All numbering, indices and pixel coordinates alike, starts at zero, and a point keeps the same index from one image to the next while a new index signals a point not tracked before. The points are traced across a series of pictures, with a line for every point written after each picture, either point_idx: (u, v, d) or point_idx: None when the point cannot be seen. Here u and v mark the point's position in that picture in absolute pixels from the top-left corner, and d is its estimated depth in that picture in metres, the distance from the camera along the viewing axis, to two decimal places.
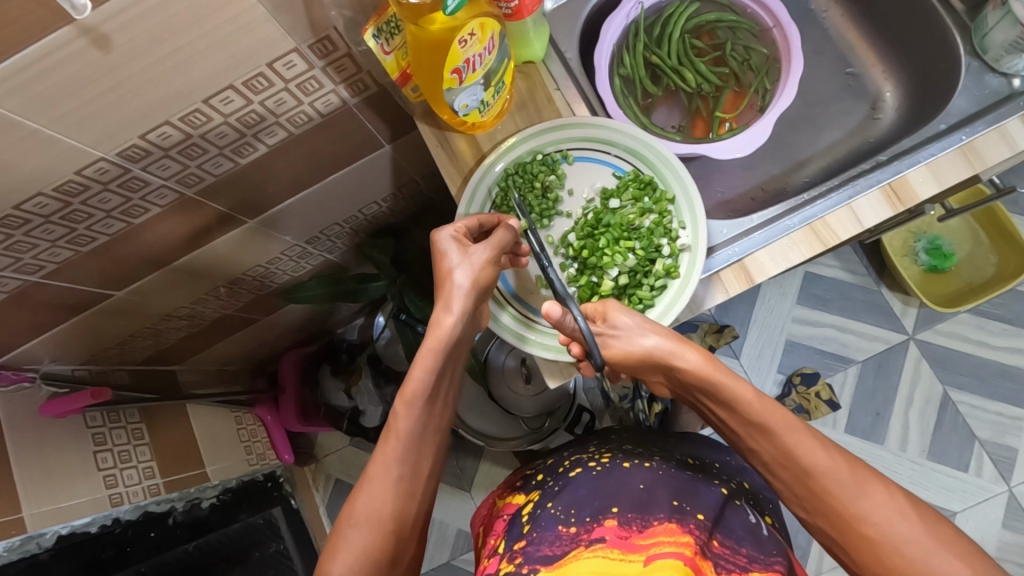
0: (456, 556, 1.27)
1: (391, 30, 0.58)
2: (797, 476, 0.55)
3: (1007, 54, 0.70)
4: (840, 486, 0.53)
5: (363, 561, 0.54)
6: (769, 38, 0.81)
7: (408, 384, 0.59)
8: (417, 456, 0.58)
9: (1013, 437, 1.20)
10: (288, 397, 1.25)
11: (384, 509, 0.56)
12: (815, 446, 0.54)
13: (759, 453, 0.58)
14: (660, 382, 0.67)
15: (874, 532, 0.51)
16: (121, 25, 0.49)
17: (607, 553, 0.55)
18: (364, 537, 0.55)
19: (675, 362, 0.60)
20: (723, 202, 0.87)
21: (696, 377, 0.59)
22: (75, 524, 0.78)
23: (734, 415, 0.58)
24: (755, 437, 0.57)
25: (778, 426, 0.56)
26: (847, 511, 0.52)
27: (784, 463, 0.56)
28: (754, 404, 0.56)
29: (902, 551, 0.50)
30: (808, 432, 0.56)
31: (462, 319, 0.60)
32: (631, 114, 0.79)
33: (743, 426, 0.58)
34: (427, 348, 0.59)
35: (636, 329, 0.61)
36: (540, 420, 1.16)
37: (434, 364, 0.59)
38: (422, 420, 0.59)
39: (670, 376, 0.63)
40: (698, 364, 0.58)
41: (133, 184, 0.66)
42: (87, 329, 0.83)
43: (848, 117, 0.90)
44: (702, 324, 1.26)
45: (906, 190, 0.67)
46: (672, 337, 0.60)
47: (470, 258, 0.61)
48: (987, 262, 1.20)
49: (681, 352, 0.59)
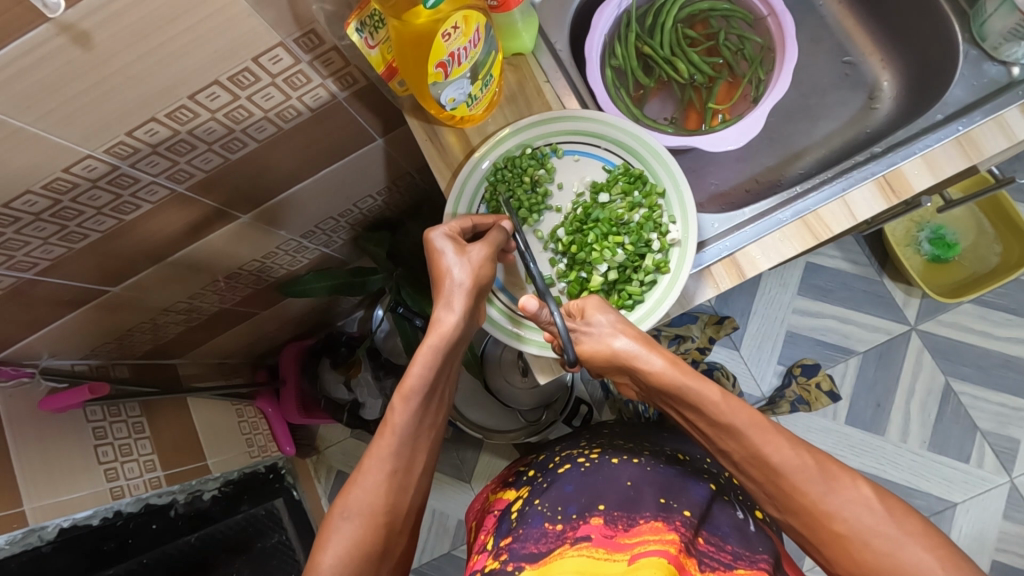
0: (456, 547, 1.28)
1: (374, 24, 0.57)
2: (768, 475, 0.55)
3: (1005, 43, 0.69)
4: (810, 485, 0.53)
5: (355, 554, 0.54)
6: (763, 26, 0.80)
7: (406, 378, 0.58)
8: (412, 450, 0.59)
9: (1016, 428, 1.19)
10: (289, 390, 1.27)
11: (377, 502, 0.56)
12: (783, 444, 0.54)
13: (730, 454, 0.57)
14: (627, 383, 0.66)
15: (843, 529, 0.52)
16: (101, 23, 0.48)
17: (591, 553, 0.55)
18: (357, 530, 0.55)
19: (640, 365, 0.59)
20: (717, 194, 0.86)
21: (658, 381, 0.58)
22: (76, 517, 0.79)
23: (701, 417, 0.57)
24: (724, 438, 0.56)
25: (744, 426, 0.55)
26: (815, 508, 0.53)
27: (754, 463, 0.55)
28: (721, 405, 0.55)
29: (872, 546, 0.51)
30: (775, 429, 0.55)
31: (464, 318, 0.60)
32: (623, 106, 0.78)
33: (711, 427, 0.57)
34: (429, 345, 0.59)
35: (607, 329, 0.61)
36: (537, 413, 1.16)
37: (433, 361, 0.59)
38: (418, 415, 0.59)
39: (635, 377, 0.62)
40: (663, 367, 0.57)
41: (123, 181, 0.65)
42: (85, 325, 0.84)
43: (846, 107, 0.89)
44: (702, 315, 1.24)
45: (901, 181, 0.66)
46: (641, 340, 0.59)
47: (468, 256, 0.62)
48: (992, 252, 1.18)
49: (646, 356, 0.58)
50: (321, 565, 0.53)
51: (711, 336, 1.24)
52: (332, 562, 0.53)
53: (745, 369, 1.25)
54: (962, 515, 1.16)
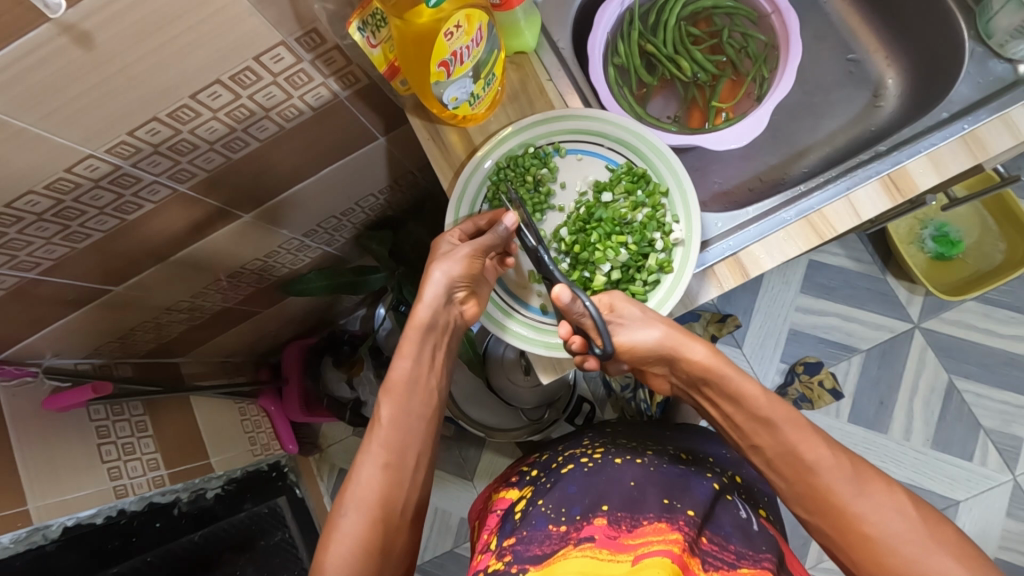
0: (459, 545, 1.28)
1: (376, 23, 0.56)
2: (800, 473, 0.59)
3: (1012, 40, 0.68)
4: (843, 486, 0.57)
5: (354, 544, 0.57)
6: (767, 24, 0.79)
7: (390, 376, 0.65)
8: (402, 443, 0.63)
9: (1019, 426, 1.19)
10: (292, 388, 1.26)
11: (371, 494, 0.59)
12: (819, 444, 0.59)
13: (763, 450, 0.62)
14: (659, 377, 0.72)
15: (873, 532, 0.55)
16: (102, 22, 0.48)
17: (595, 553, 0.55)
18: (354, 520, 0.58)
19: (684, 353, 0.64)
20: (720, 193, 0.86)
21: (703, 368, 0.64)
22: (80, 516, 0.79)
23: (741, 408, 0.63)
24: (760, 432, 0.62)
25: (782, 421, 0.61)
26: (846, 510, 0.56)
27: (788, 459, 0.60)
28: (761, 400, 0.61)
29: (901, 553, 0.53)
30: (813, 430, 0.60)
31: (435, 310, 0.66)
32: (626, 104, 0.77)
33: (748, 419, 0.62)
34: (407, 341, 0.66)
35: (640, 320, 0.64)
36: (539, 411, 1.16)
37: (412, 353, 0.66)
38: (402, 408, 0.64)
39: (674, 368, 0.67)
40: (706, 356, 0.64)
41: (125, 180, 0.65)
42: (87, 324, 0.84)
43: (850, 105, 0.89)
44: (704, 313, 1.24)
45: (906, 180, 0.66)
46: (679, 332, 0.64)
47: (451, 254, 0.65)
48: (996, 249, 1.18)
49: (691, 344, 0.64)
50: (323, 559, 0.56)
51: (714, 334, 1.23)
52: (334, 554, 0.56)
53: (747, 367, 1.25)
54: (966, 513, 1.16)
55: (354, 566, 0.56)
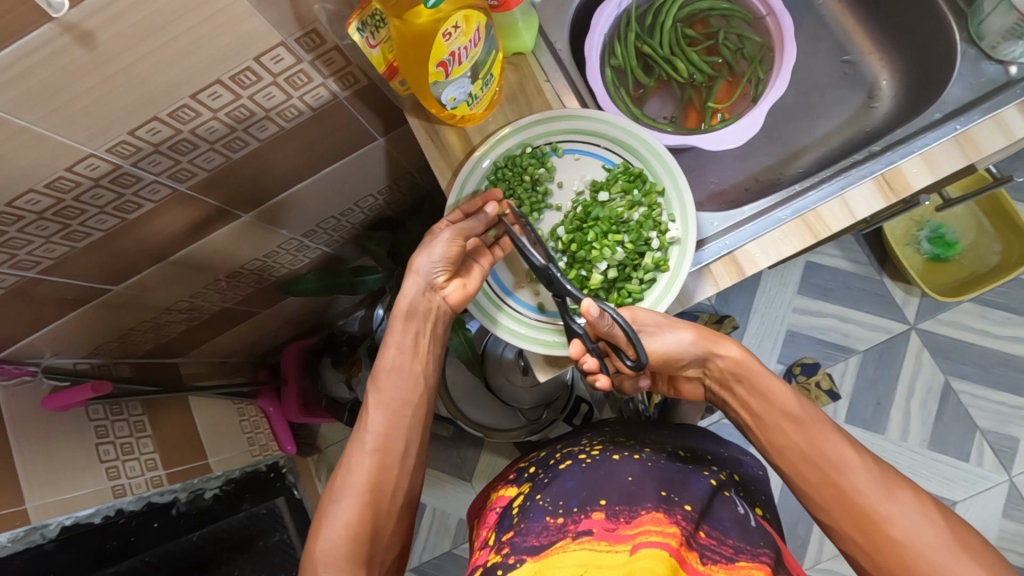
0: (457, 546, 1.28)
1: (375, 23, 0.57)
2: (826, 475, 0.61)
3: (1003, 42, 0.69)
4: (871, 489, 0.59)
5: (345, 528, 0.61)
6: (762, 25, 0.80)
7: (377, 367, 0.69)
8: (390, 431, 0.67)
9: (1016, 426, 1.19)
10: (291, 387, 1.26)
11: (361, 482, 0.63)
12: (843, 444, 0.62)
13: (789, 452, 0.64)
14: (690, 379, 0.75)
15: (899, 534, 0.56)
16: (104, 22, 0.48)
17: (593, 545, 0.56)
18: (344, 506, 0.62)
19: (717, 351, 0.69)
20: (717, 193, 0.87)
21: (735, 365, 0.68)
22: (79, 515, 0.79)
23: (767, 406, 0.66)
24: (789, 431, 0.64)
25: (812, 422, 0.64)
26: (873, 511, 0.58)
27: (814, 459, 0.62)
28: (790, 396, 0.65)
29: (928, 557, 0.55)
30: (839, 433, 0.63)
31: (417, 297, 0.69)
32: (623, 105, 0.78)
33: (773, 416, 0.66)
34: (393, 334, 0.70)
35: (662, 325, 0.67)
36: (537, 411, 1.17)
37: (399, 344, 0.70)
38: (388, 396, 0.68)
39: (708, 368, 0.71)
40: (739, 354, 0.68)
41: (125, 180, 0.66)
42: (86, 323, 0.84)
43: (845, 106, 0.90)
44: (702, 315, 1.22)
45: (900, 180, 0.66)
46: (707, 332, 0.69)
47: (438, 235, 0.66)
48: (992, 250, 1.19)
49: (724, 343, 0.69)
50: (316, 542, 0.60)
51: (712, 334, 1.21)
52: (326, 536, 0.60)
53: None
54: (963, 513, 1.17)
55: (346, 547, 0.60)
